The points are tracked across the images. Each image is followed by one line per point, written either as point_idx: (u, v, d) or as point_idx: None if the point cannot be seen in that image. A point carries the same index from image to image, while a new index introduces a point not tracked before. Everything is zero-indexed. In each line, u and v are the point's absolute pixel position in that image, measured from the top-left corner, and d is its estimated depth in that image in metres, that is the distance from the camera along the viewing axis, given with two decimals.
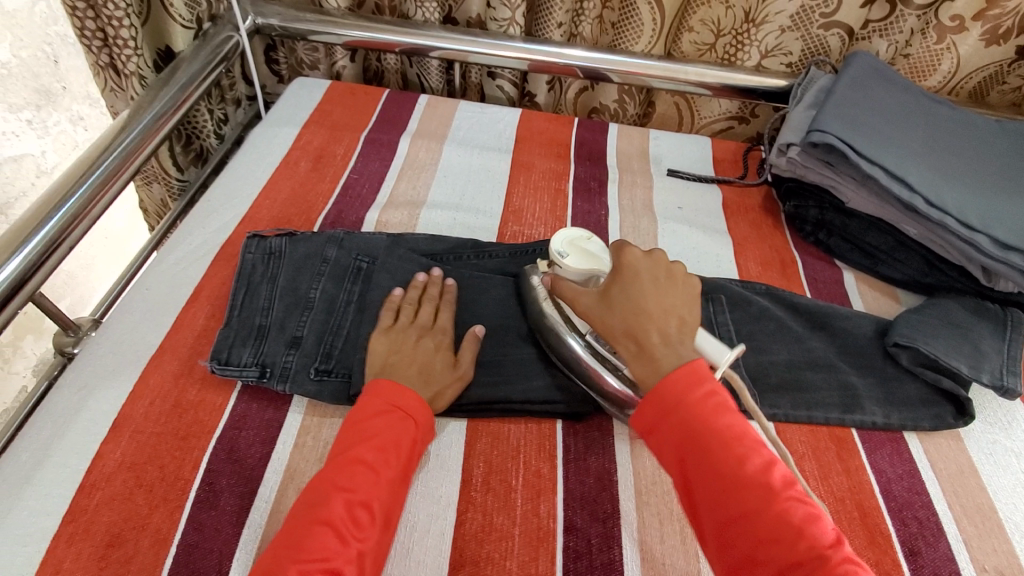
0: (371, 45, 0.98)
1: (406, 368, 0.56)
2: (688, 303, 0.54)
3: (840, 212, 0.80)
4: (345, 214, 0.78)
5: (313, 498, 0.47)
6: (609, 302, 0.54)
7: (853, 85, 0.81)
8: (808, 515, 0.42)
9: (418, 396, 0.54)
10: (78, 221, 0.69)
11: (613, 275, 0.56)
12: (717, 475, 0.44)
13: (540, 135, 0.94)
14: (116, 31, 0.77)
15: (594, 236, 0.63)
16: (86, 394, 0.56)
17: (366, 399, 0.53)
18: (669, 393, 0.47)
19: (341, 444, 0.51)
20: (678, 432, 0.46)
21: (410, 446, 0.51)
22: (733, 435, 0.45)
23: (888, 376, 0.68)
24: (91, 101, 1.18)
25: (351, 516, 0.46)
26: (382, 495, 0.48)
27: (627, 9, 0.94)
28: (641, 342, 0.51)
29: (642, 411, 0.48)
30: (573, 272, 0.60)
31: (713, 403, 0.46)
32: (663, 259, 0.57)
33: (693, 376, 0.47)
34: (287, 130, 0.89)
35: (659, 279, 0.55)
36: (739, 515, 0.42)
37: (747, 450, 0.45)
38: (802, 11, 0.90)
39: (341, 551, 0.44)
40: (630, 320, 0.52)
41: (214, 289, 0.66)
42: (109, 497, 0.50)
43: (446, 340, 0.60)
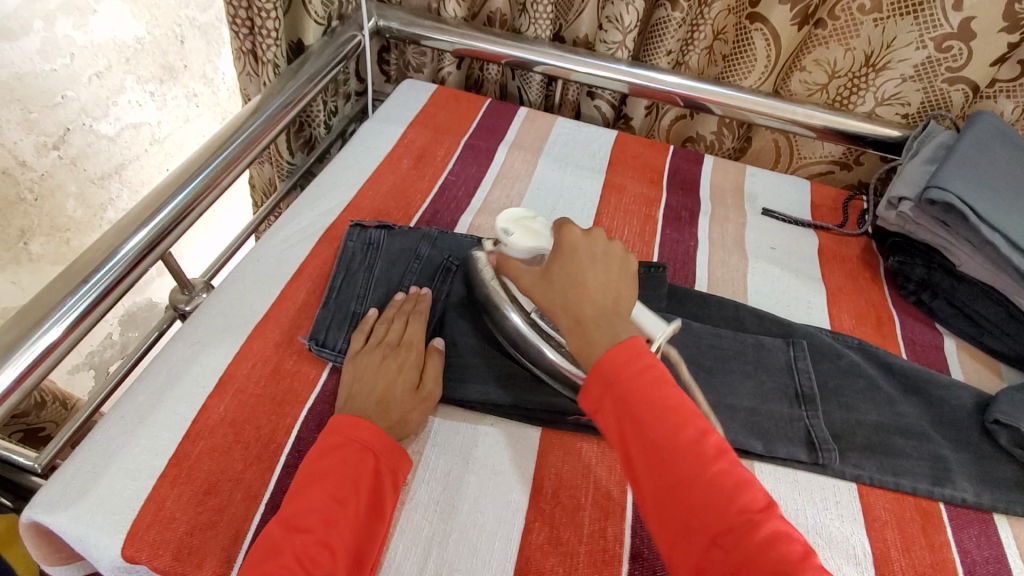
0: (480, 54, 1.02)
1: (366, 396, 0.56)
2: (623, 281, 0.54)
3: (949, 275, 0.75)
4: (440, 214, 0.81)
5: (268, 540, 0.46)
6: (549, 281, 0.54)
7: (978, 145, 0.76)
8: (740, 481, 0.41)
9: (371, 424, 0.53)
10: (209, 190, 0.76)
11: (553, 253, 0.55)
12: (650, 444, 0.44)
13: (634, 158, 0.94)
14: (264, 21, 0.84)
15: (541, 217, 0.64)
16: (197, 349, 0.61)
17: (325, 434, 0.52)
18: (605, 365, 0.47)
19: (298, 482, 0.49)
20: (615, 407, 0.46)
21: (371, 481, 0.50)
22: (665, 407, 0.44)
23: (984, 454, 0.63)
24: (205, 80, 1.43)
25: (310, 557, 0.45)
26: (343, 532, 0.47)
27: (742, 43, 0.94)
28: (577, 318, 0.51)
29: (588, 385, 0.48)
30: (521, 251, 0.61)
31: (648, 375, 0.46)
32: (603, 239, 0.56)
33: (634, 350, 0.47)
34: (393, 127, 0.93)
35: (598, 258, 0.55)
36: (673, 482, 0.42)
37: (680, 419, 0.44)
38: (927, 62, 0.86)
39: None
40: (569, 297, 0.52)
41: (316, 268, 0.70)
42: (211, 448, 0.54)
43: (410, 360, 0.60)
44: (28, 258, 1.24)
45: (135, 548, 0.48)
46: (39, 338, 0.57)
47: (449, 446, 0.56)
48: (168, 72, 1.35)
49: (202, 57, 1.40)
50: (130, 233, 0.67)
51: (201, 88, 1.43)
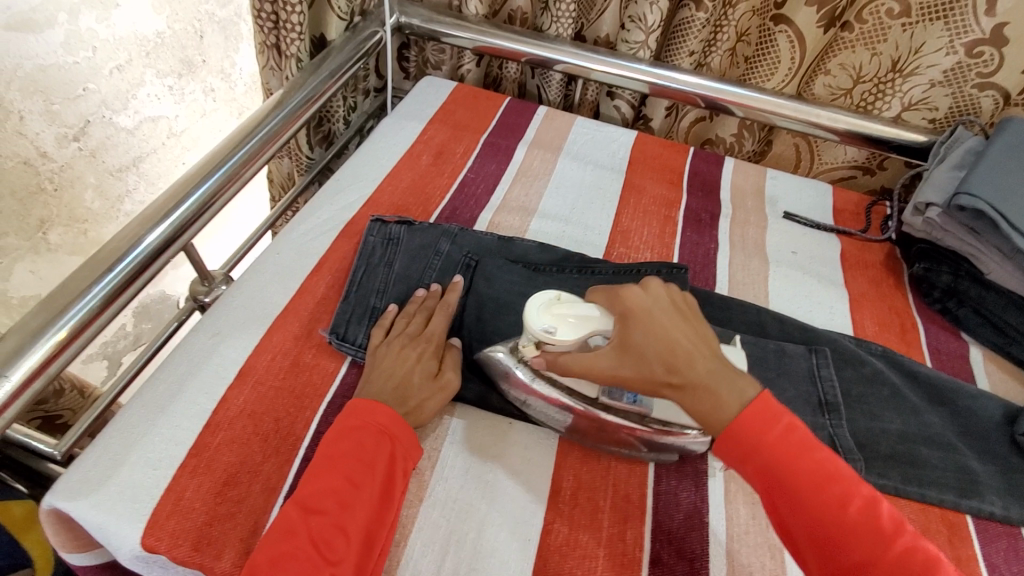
0: (500, 52, 1.02)
1: (383, 381, 0.55)
2: (701, 321, 0.51)
3: (976, 283, 0.74)
4: (459, 211, 0.81)
5: (283, 521, 0.46)
6: (632, 352, 0.49)
7: (1011, 151, 0.75)
8: (926, 557, 0.41)
9: (389, 409, 0.53)
10: (230, 182, 0.76)
11: (620, 323, 0.50)
12: (815, 520, 0.43)
13: (654, 159, 0.94)
14: (288, 16, 0.84)
15: (562, 293, 0.54)
16: (218, 340, 0.61)
17: (341, 418, 0.52)
18: (744, 433, 0.45)
19: (313, 464, 0.49)
20: (762, 475, 0.45)
21: (385, 466, 0.50)
22: (823, 475, 0.44)
23: (1012, 467, 0.62)
24: (223, 75, 1.42)
25: (325, 540, 0.45)
26: (357, 516, 0.47)
27: (765, 44, 0.93)
28: (687, 380, 0.47)
29: (724, 450, 0.46)
30: (569, 344, 0.52)
31: (794, 439, 0.45)
32: (659, 286, 0.52)
33: (769, 412, 0.45)
34: (413, 124, 0.93)
35: (667, 310, 0.50)
36: (855, 563, 0.41)
37: (843, 489, 0.43)
38: (957, 67, 0.85)
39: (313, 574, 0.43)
40: (671, 365, 0.47)
41: (336, 263, 0.70)
42: (230, 439, 0.54)
43: (429, 349, 0.59)
44: (46, 248, 1.26)
45: (154, 537, 0.48)
46: (62, 326, 0.58)
47: (467, 444, 0.56)
48: (186, 66, 1.35)
49: (222, 52, 1.39)
50: (152, 225, 0.67)
51: (219, 83, 1.42)
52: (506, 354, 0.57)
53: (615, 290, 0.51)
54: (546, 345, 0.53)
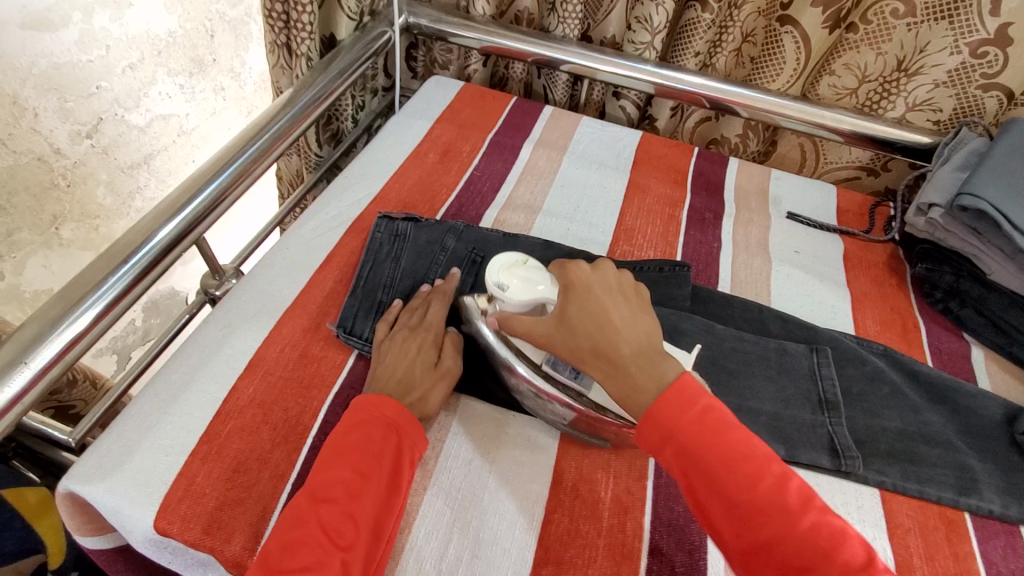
0: (507, 52, 1.03)
1: (387, 374, 0.57)
2: (643, 307, 0.52)
3: (978, 283, 0.75)
4: (465, 208, 0.82)
5: (294, 510, 0.47)
6: (567, 325, 0.50)
7: (1015, 152, 0.75)
8: (837, 532, 0.41)
9: (394, 402, 0.53)
10: (242, 179, 0.78)
11: (562, 295, 0.52)
12: (728, 499, 0.43)
13: (658, 159, 0.94)
14: (299, 15, 0.86)
15: (530, 258, 0.57)
16: (228, 332, 0.62)
17: (350, 412, 0.53)
18: (664, 415, 0.45)
19: (322, 456, 0.50)
20: (678, 457, 0.44)
21: (393, 458, 0.50)
22: (740, 456, 0.44)
23: (1012, 466, 0.62)
24: (231, 74, 1.47)
25: (334, 528, 0.46)
26: (365, 505, 0.48)
27: (771, 45, 0.93)
28: (613, 360, 0.48)
29: (642, 431, 0.46)
30: (518, 306, 0.54)
31: (712, 420, 0.45)
32: (610, 269, 0.53)
33: (684, 392, 0.45)
34: (420, 123, 0.95)
35: (611, 290, 0.51)
36: (767, 541, 0.41)
37: (757, 469, 0.43)
38: (962, 67, 0.85)
39: (324, 560, 0.44)
40: (596, 340, 0.49)
41: (344, 258, 0.72)
42: (239, 427, 0.55)
43: (429, 339, 0.60)
44: (59, 244, 1.29)
45: (167, 521, 0.49)
46: (79, 316, 0.59)
47: (471, 435, 0.57)
48: (197, 65, 1.39)
49: (231, 52, 1.44)
50: (164, 221, 0.68)
51: (228, 81, 1.47)
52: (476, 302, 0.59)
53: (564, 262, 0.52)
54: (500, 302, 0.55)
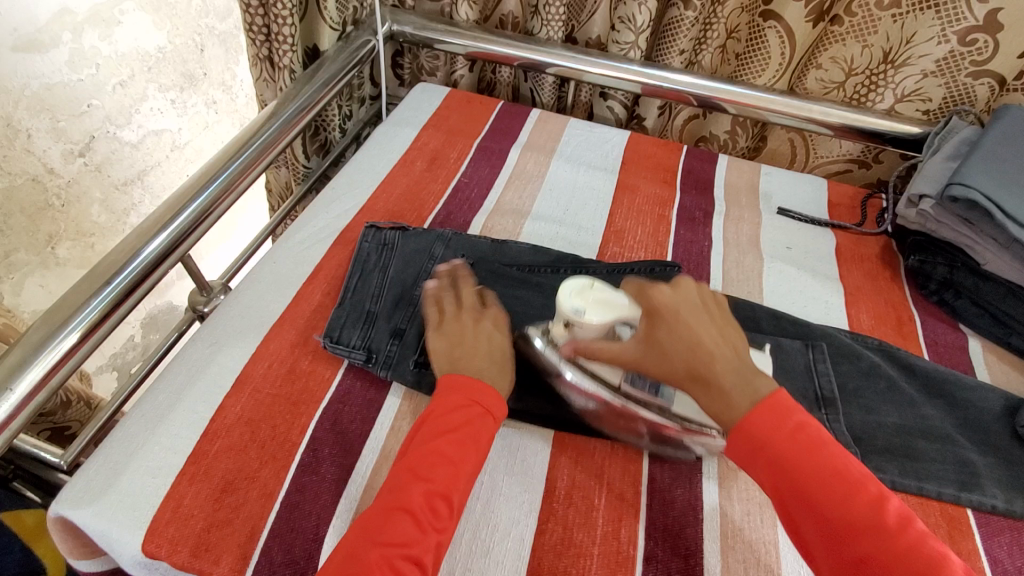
0: (493, 57, 1.02)
1: (475, 359, 0.57)
2: (727, 325, 0.54)
3: (973, 273, 0.74)
4: (453, 215, 0.81)
5: (392, 485, 0.48)
6: (657, 346, 0.52)
7: (1005, 140, 0.74)
8: (939, 554, 0.41)
9: (490, 388, 0.55)
10: (227, 194, 0.77)
11: (647, 317, 0.53)
12: (825, 517, 0.43)
13: (647, 159, 0.94)
14: (280, 28, 0.86)
15: (598, 281, 0.57)
16: (216, 349, 0.62)
17: (442, 396, 0.54)
18: (755, 429, 0.46)
19: (419, 435, 0.51)
20: (769, 471, 0.45)
21: (484, 443, 0.52)
22: (835, 474, 0.44)
23: (1014, 459, 0.62)
24: (223, 88, 1.49)
25: (430, 506, 0.47)
26: (458, 487, 0.49)
27: (755, 41, 0.92)
28: (706, 379, 0.49)
29: (732, 446, 0.47)
30: (595, 329, 0.54)
31: (804, 436, 0.45)
32: (690, 287, 0.56)
33: (780, 408, 0.46)
34: (408, 131, 0.94)
35: (696, 310, 0.54)
36: (867, 561, 0.41)
37: (854, 485, 0.44)
38: (950, 56, 0.84)
39: (420, 538, 0.45)
40: (690, 359, 0.50)
41: (332, 270, 0.71)
42: (227, 446, 0.55)
43: (501, 321, 0.62)
44: (55, 262, 1.27)
45: (155, 544, 0.49)
46: (63, 338, 0.59)
47: None
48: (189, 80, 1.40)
49: (220, 66, 1.45)
50: (148, 239, 0.68)
51: (219, 95, 1.49)
52: (541, 335, 0.60)
53: (642, 286, 0.55)
54: (575, 325, 0.55)
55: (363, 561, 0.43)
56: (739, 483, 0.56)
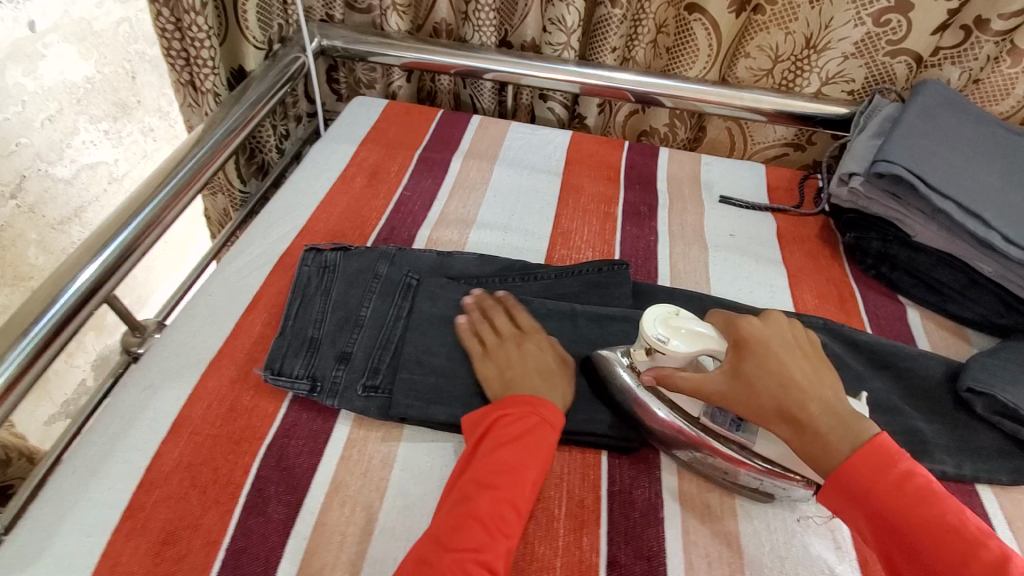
0: (428, 66, 1.01)
1: (527, 376, 0.58)
2: (820, 358, 0.52)
3: (905, 246, 0.76)
4: (397, 230, 0.80)
5: (462, 492, 0.49)
6: (746, 381, 0.50)
7: (923, 115, 0.77)
8: None
9: (549, 402, 0.55)
10: (153, 228, 0.73)
11: (733, 350, 0.51)
12: (929, 567, 0.42)
13: (590, 157, 0.94)
14: (198, 51, 0.83)
15: (682, 308, 0.53)
16: (150, 394, 0.59)
17: (506, 405, 0.54)
18: (857, 475, 0.45)
19: (486, 444, 0.52)
20: (872, 521, 0.44)
21: (547, 453, 0.52)
22: (947, 528, 0.43)
23: (958, 423, 0.63)
24: (162, 114, 1.30)
25: (499, 513, 0.47)
26: (524, 496, 0.49)
27: (683, 35, 0.94)
28: (803, 420, 0.48)
29: (827, 492, 0.46)
30: (678, 360, 0.52)
31: (911, 487, 0.44)
32: (779, 320, 0.53)
33: (883, 456, 0.45)
34: (346, 147, 0.92)
35: (787, 345, 0.51)
36: None
37: (968, 538, 0.42)
38: (867, 38, 0.87)
39: (491, 545, 0.46)
40: (783, 397, 0.48)
41: (271, 298, 0.69)
42: (166, 495, 0.52)
43: (542, 339, 0.62)
44: None
45: None
46: None
47: (412, 468, 0.55)
48: (121, 108, 1.22)
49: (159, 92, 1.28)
50: (78, 270, 0.65)
51: (159, 122, 1.31)
52: (622, 354, 0.58)
53: (731, 317, 0.53)
54: (657, 354, 0.52)
55: (437, 567, 0.44)
56: (698, 477, 0.57)
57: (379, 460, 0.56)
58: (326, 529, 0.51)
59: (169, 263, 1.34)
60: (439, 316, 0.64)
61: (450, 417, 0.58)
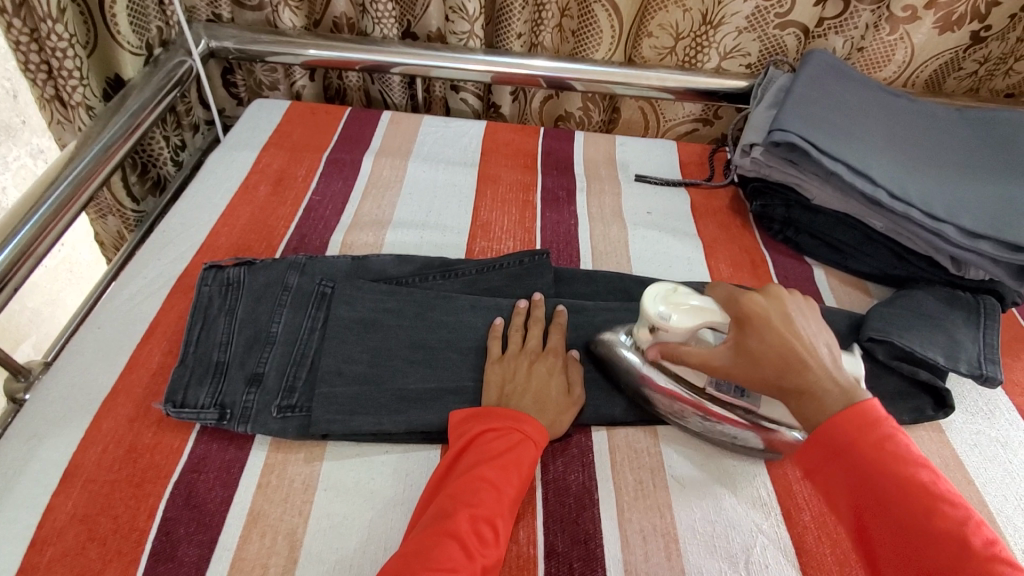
0: (331, 63, 0.96)
1: (522, 396, 0.56)
2: (816, 324, 0.51)
3: (806, 209, 0.80)
4: (308, 238, 0.76)
5: (441, 509, 0.47)
6: (749, 354, 0.49)
7: (812, 83, 0.81)
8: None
9: (531, 415, 0.54)
10: (23, 259, 0.66)
11: (738, 326, 0.51)
12: (896, 522, 0.41)
13: (507, 146, 0.93)
14: (60, 62, 0.75)
15: (682, 285, 0.55)
16: (35, 444, 0.53)
17: (490, 419, 0.53)
18: (836, 432, 0.44)
19: (469, 460, 0.50)
20: (846, 476, 0.44)
21: (529, 467, 0.51)
22: (920, 488, 0.41)
23: (865, 372, 0.67)
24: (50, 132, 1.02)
25: (477, 531, 0.45)
26: (504, 514, 0.47)
27: (586, 18, 0.94)
28: (800, 385, 0.47)
29: (805, 450, 0.46)
30: (681, 333, 0.53)
31: (892, 448, 0.43)
32: (781, 293, 0.52)
33: (868, 418, 0.44)
34: (246, 153, 0.86)
35: (791, 319, 0.50)
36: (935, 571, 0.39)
37: (940, 500, 0.41)
38: (757, 11, 0.90)
39: (467, 564, 0.43)
40: (783, 366, 0.48)
41: (170, 324, 0.63)
42: (61, 553, 0.47)
43: (558, 363, 0.60)
44: None
45: None
46: None
47: (338, 487, 0.53)
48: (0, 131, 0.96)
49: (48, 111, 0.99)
50: None
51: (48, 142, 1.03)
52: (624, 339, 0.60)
53: (736, 294, 0.51)
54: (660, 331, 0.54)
55: None
56: (629, 454, 0.57)
57: (302, 482, 0.53)
58: (246, 565, 0.48)
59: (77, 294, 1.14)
60: (355, 322, 0.61)
61: (373, 427, 0.55)
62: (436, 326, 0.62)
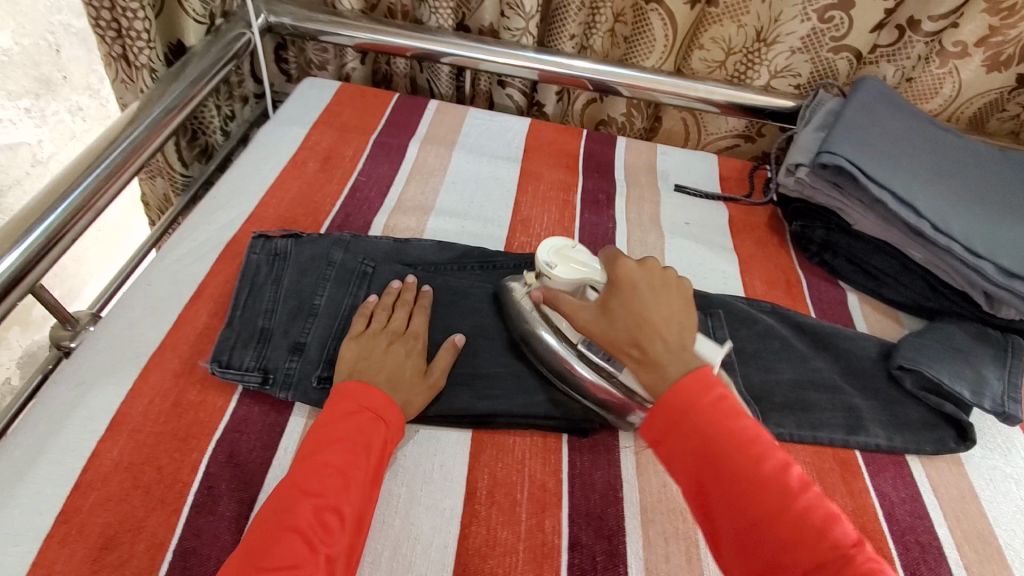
0: (384, 48, 0.97)
1: (376, 371, 0.55)
2: (683, 307, 0.54)
3: (846, 234, 0.80)
4: (352, 217, 0.77)
5: (278, 503, 0.45)
6: (609, 315, 0.54)
7: (862, 109, 0.81)
8: (829, 515, 0.42)
9: (384, 393, 0.53)
10: (82, 213, 0.68)
11: (608, 288, 0.56)
12: (728, 477, 0.44)
13: (549, 145, 0.94)
14: (131, 22, 0.77)
15: (578, 244, 0.62)
16: (84, 391, 0.55)
17: (338, 400, 0.52)
18: (676, 397, 0.48)
19: (308, 445, 0.49)
20: (686, 439, 0.46)
21: (380, 446, 0.50)
22: (744, 441, 0.45)
23: (891, 399, 0.67)
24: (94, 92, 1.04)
25: (319, 521, 0.44)
26: (353, 497, 0.46)
27: (640, 24, 0.95)
28: (646, 353, 0.51)
29: (650, 420, 0.49)
30: (564, 282, 0.59)
31: (721, 408, 0.47)
32: (657, 267, 0.56)
33: (702, 383, 0.48)
34: (296, 130, 0.88)
35: (656, 288, 0.54)
36: (761, 518, 0.42)
37: (761, 450, 0.45)
38: (813, 33, 0.90)
39: (310, 557, 0.42)
40: (636, 328, 0.52)
41: (218, 287, 0.65)
42: (104, 498, 0.49)
43: (417, 346, 0.59)
44: None
45: None
46: None
47: None
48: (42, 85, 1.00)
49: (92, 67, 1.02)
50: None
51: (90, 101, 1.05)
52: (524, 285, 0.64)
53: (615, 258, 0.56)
54: (546, 278, 0.60)
55: None
56: (655, 458, 0.58)
57: None
58: None
59: (104, 252, 1.17)
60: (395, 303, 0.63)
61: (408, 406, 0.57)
62: (469, 313, 0.65)
